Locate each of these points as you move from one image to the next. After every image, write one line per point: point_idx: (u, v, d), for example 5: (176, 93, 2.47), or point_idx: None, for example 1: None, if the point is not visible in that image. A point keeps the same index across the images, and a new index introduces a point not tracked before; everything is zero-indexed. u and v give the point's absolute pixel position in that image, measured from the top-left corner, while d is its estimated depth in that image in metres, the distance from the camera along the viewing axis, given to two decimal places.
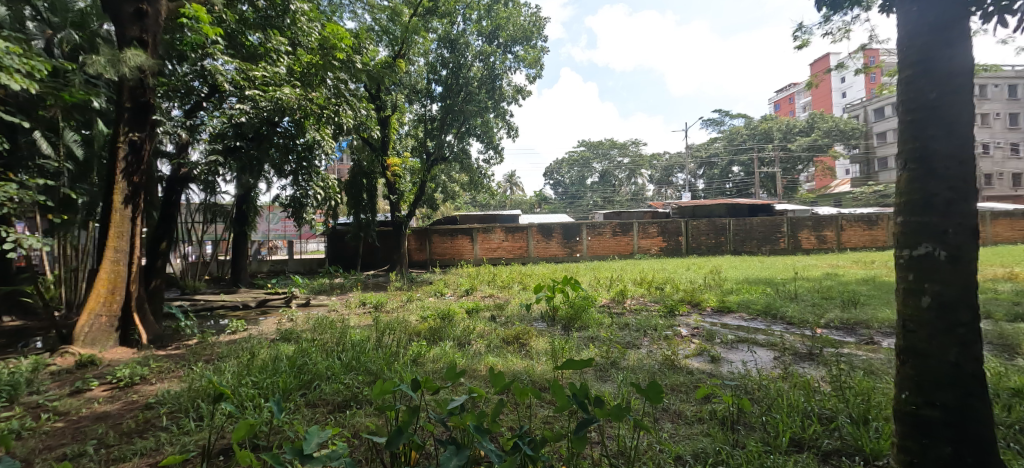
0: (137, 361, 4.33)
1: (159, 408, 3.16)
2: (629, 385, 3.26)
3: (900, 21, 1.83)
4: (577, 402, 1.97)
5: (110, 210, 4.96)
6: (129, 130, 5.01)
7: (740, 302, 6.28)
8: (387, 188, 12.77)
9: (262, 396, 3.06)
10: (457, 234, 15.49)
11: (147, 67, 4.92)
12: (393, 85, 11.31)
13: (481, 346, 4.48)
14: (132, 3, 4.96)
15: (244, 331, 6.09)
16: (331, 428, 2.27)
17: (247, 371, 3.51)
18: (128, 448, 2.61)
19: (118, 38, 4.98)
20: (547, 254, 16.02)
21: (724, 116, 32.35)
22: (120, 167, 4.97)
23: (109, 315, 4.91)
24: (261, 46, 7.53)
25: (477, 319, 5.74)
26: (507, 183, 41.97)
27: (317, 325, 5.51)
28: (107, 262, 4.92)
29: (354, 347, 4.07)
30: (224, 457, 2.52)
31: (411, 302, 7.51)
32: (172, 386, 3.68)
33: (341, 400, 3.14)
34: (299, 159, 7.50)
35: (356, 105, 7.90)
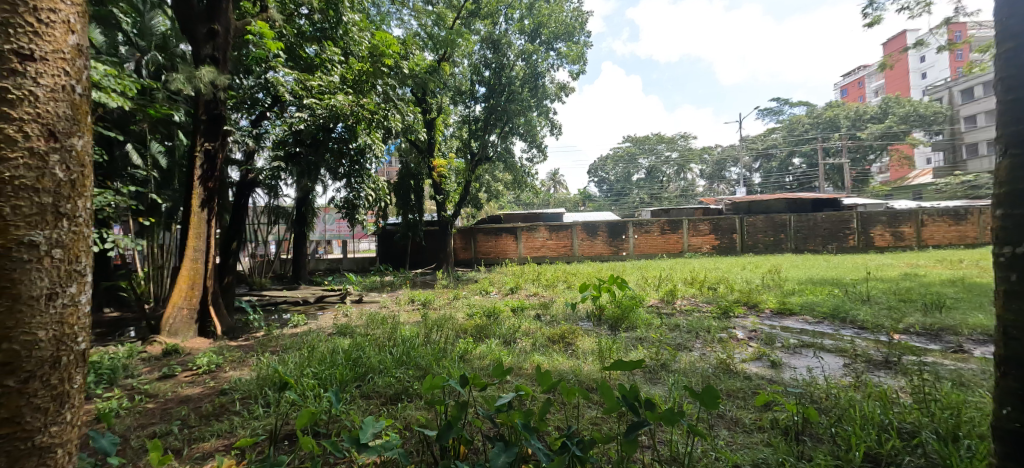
0: (212, 351, 4.70)
1: (232, 394, 3.41)
2: (682, 390, 3.14)
3: (1001, 12, 1.65)
4: (628, 404, 1.91)
5: (188, 213, 5.38)
6: (204, 141, 5.44)
7: (803, 305, 5.89)
8: (433, 189, 13.10)
9: (320, 386, 3.22)
10: (501, 232, 15.66)
11: (219, 82, 5.28)
12: (438, 88, 11.51)
13: (526, 344, 4.48)
14: (205, 24, 5.37)
15: (304, 325, 6.45)
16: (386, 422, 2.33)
17: (308, 363, 3.71)
18: (207, 429, 2.83)
19: (194, 56, 5.41)
20: (593, 252, 15.79)
21: (783, 104, 30.46)
22: (197, 173, 5.39)
23: (190, 308, 5.34)
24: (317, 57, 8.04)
25: (522, 317, 5.76)
26: (551, 181, 41.88)
27: (370, 321, 5.72)
28: (187, 261, 5.34)
29: (404, 342, 4.20)
30: (288, 442, 2.68)
31: (457, 300, 7.64)
32: (244, 374, 3.96)
33: (393, 393, 3.23)
34: (351, 163, 7.81)
35: (403, 109, 8.23)
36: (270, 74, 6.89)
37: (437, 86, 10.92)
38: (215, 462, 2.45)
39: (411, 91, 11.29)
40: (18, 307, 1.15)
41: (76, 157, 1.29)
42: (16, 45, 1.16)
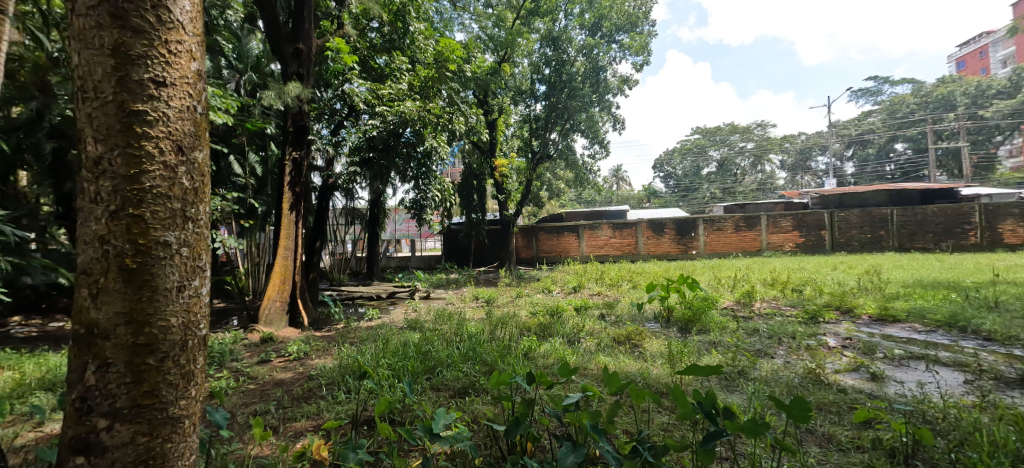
0: (301, 340, 5.15)
1: (319, 379, 3.73)
2: (765, 400, 2.95)
3: None
4: (704, 412, 1.84)
5: (280, 215, 5.92)
6: (292, 150, 5.96)
7: (910, 311, 5.26)
8: (496, 188, 13.33)
9: (395, 377, 3.41)
10: (562, 231, 15.64)
11: (303, 96, 5.76)
12: (499, 88, 11.65)
13: (590, 344, 4.43)
14: (291, 44, 5.87)
15: (379, 318, 6.86)
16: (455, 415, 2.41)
17: (383, 354, 3.96)
18: (299, 410, 3.12)
19: (283, 73, 5.94)
20: (660, 251, 15.23)
21: (884, 83, 27.28)
22: (286, 179, 5.93)
23: (282, 300, 5.88)
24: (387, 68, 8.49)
25: (586, 317, 5.69)
26: (615, 178, 41.03)
27: (438, 316, 5.96)
28: (279, 258, 5.88)
29: (470, 338, 4.33)
30: (368, 427, 2.88)
31: (520, 298, 7.71)
32: (328, 362, 4.30)
33: (461, 386, 3.33)
34: (419, 165, 8.12)
35: (466, 111, 8.52)
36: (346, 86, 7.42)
37: (498, 87, 11.12)
38: (305, 441, 2.68)
39: (473, 93, 11.55)
40: (157, 297, 1.34)
41: (198, 168, 1.46)
42: (152, 73, 1.34)
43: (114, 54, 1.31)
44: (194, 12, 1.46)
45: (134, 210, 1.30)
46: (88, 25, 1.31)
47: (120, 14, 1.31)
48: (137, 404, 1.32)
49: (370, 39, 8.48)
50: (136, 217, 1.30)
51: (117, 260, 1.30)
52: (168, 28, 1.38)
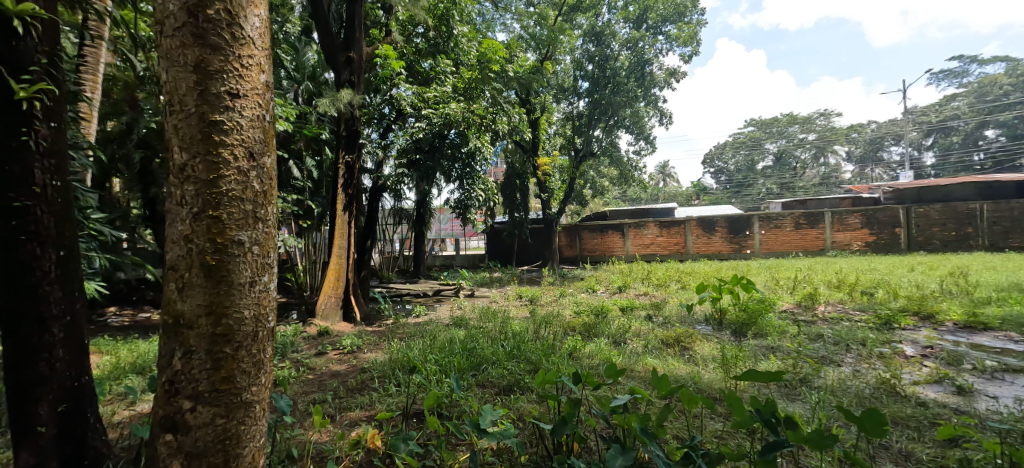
0: (354, 334, 5.41)
1: (371, 372, 3.90)
2: (830, 410, 2.79)
3: None
4: (762, 420, 1.77)
5: (334, 216, 6.23)
6: (345, 154, 6.26)
7: (1005, 319, 4.76)
8: (538, 187, 13.31)
9: (442, 372, 3.51)
10: (606, 229, 15.47)
11: (355, 102, 6.03)
12: (542, 87, 11.64)
13: (638, 346, 4.35)
14: (344, 53, 6.16)
15: (425, 315, 7.07)
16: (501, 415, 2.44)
17: (430, 350, 4.08)
18: (353, 401, 3.28)
19: (336, 81, 6.25)
20: (711, 250, 14.65)
21: (972, 63, 24.75)
22: (340, 182, 6.23)
23: (337, 296, 6.19)
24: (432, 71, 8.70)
25: (633, 317, 5.58)
26: (661, 174, 39.96)
27: (483, 314, 6.05)
28: (334, 256, 6.19)
29: (515, 336, 4.37)
30: (417, 420, 2.98)
31: (564, 297, 7.67)
32: (379, 356, 4.50)
33: (506, 384, 3.37)
34: (463, 166, 8.20)
35: (509, 111, 8.63)
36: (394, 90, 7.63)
37: (540, 85, 11.15)
38: (360, 430, 2.82)
39: (515, 92, 11.64)
40: (233, 291, 1.46)
41: (267, 172, 1.58)
42: (229, 87, 1.47)
43: (197, 70, 1.44)
44: (263, 27, 1.58)
45: (213, 212, 1.43)
46: (174, 44, 1.45)
47: (201, 33, 1.45)
48: (216, 388, 1.45)
49: (416, 44, 8.70)
50: (215, 218, 1.43)
51: (199, 257, 1.43)
52: (241, 44, 1.50)
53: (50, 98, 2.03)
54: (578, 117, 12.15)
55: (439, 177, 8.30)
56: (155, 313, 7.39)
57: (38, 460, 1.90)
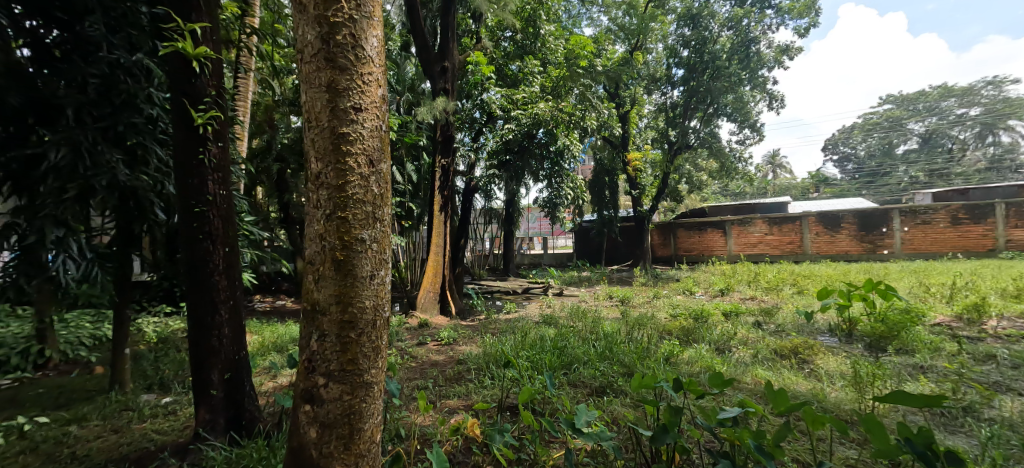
0: (450, 327, 5.74)
1: (466, 364, 4.11)
2: (1005, 449, 2.33)
3: None
4: (916, 452, 1.57)
5: (432, 216, 6.64)
6: (442, 158, 6.67)
7: None
8: (629, 184, 12.88)
9: (534, 368, 3.57)
10: (704, 227, 14.71)
11: (449, 108, 6.34)
12: (631, 79, 11.25)
13: (745, 355, 4.04)
14: (439, 63, 6.53)
15: (516, 312, 7.24)
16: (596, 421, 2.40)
17: (522, 346, 4.18)
18: (451, 390, 3.49)
19: (433, 90, 6.63)
20: (835, 250, 12.96)
21: None
22: (437, 184, 6.62)
23: (435, 291, 6.61)
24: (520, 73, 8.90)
25: (738, 323, 5.18)
26: (770, 166, 36.39)
27: (573, 313, 6.03)
28: (432, 254, 6.60)
29: (607, 337, 4.30)
30: (511, 413, 3.06)
31: (658, 299, 7.34)
32: (473, 349, 4.72)
33: (598, 385, 3.30)
34: (552, 165, 8.36)
35: (599, 106, 8.46)
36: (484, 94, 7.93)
37: (630, 77, 10.81)
38: (458, 417, 3.00)
39: (604, 87, 11.41)
40: (358, 283, 1.65)
41: (383, 177, 1.76)
42: (353, 102, 1.66)
43: (329, 90, 1.65)
44: (380, 47, 1.76)
45: (342, 213, 1.63)
46: (311, 68, 1.67)
47: (332, 57, 1.65)
48: (343, 368, 1.64)
49: (504, 47, 9.08)
50: (343, 219, 1.63)
51: (331, 253, 1.63)
52: (363, 63, 1.69)
53: (219, 122, 2.45)
54: (671, 109, 11.55)
55: (528, 177, 8.51)
56: (287, 301, 8.56)
57: (211, 417, 2.39)
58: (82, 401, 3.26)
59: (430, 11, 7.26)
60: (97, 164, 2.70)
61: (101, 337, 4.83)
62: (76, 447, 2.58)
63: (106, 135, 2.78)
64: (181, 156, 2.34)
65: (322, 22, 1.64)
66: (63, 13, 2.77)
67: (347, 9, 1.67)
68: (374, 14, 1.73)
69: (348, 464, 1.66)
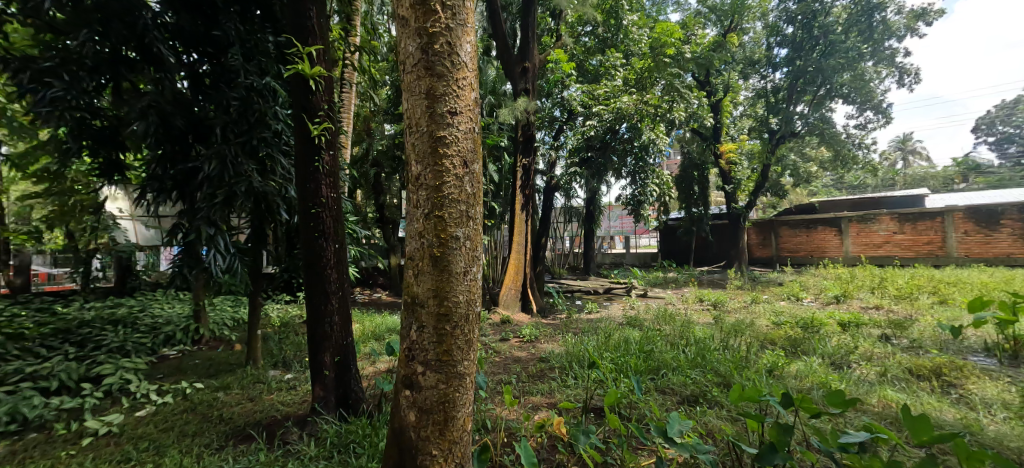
0: (532, 325, 5.80)
1: (548, 362, 4.14)
2: None
3: None
4: None
5: (514, 215, 6.76)
6: (523, 158, 6.76)
7: None
8: (721, 178, 12.03)
9: (619, 371, 3.47)
10: (813, 225, 13.28)
11: (530, 108, 6.40)
12: (723, 64, 10.48)
13: (868, 373, 3.56)
14: (520, 64, 6.61)
15: (598, 312, 7.12)
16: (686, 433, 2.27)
17: (606, 347, 4.11)
18: (534, 387, 3.54)
19: (514, 91, 6.73)
20: (992, 253, 10.68)
21: None
22: (518, 183, 6.73)
23: (517, 288, 6.73)
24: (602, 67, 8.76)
25: (858, 335, 4.58)
26: (898, 156, 31.67)
27: (661, 316, 5.77)
28: (514, 252, 6.72)
29: (698, 343, 4.06)
30: (595, 415, 3.02)
31: (757, 304, 6.75)
32: (555, 348, 4.73)
33: (689, 394, 3.13)
34: (636, 161, 8.32)
35: (689, 96, 7.84)
36: (565, 92, 8.10)
37: (722, 62, 10.08)
38: (543, 414, 3.02)
39: (692, 74, 10.79)
40: (453, 278, 1.74)
41: (476, 177, 1.83)
42: (450, 106, 1.76)
43: (428, 96, 1.75)
44: (473, 51, 1.84)
45: (439, 212, 1.73)
46: (412, 77, 1.79)
47: (431, 65, 1.75)
48: (439, 359, 1.74)
49: (585, 43, 8.99)
50: (440, 217, 1.73)
51: (430, 250, 1.74)
52: (458, 69, 1.78)
53: (331, 132, 2.73)
54: (773, 92, 10.53)
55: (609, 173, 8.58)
56: (382, 294, 9.27)
57: (325, 394, 2.68)
58: (226, 372, 3.85)
59: (510, 13, 7.37)
60: (238, 173, 3.15)
61: (238, 319, 5.66)
62: (223, 410, 3.05)
63: (244, 149, 3.22)
64: (300, 163, 2.63)
65: (422, 34, 1.76)
66: (212, 47, 3.41)
67: (444, 18, 1.76)
68: (467, 20, 1.80)
69: (443, 448, 1.76)
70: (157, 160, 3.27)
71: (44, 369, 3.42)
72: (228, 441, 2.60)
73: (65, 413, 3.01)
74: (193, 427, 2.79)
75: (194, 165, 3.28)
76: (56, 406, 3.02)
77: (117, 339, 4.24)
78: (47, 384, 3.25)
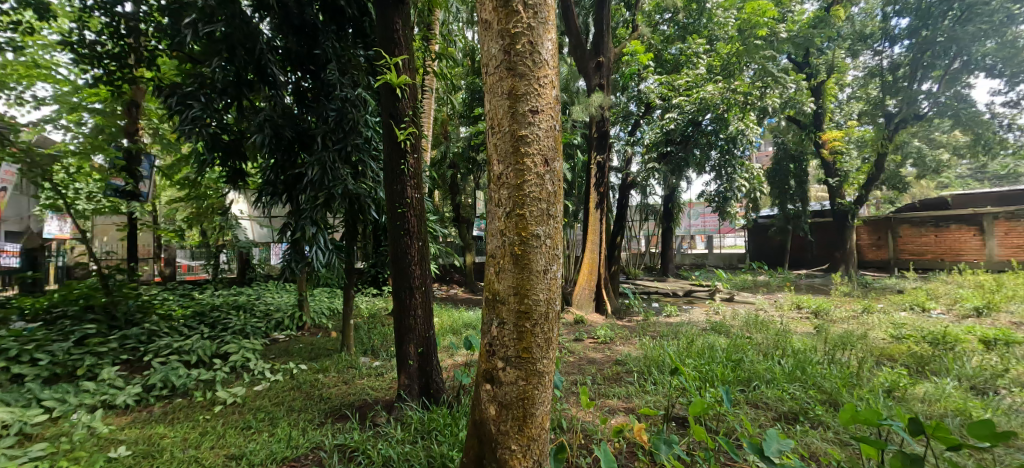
0: (607, 326, 5.67)
1: (625, 366, 4.00)
2: None
3: None
4: None
5: (588, 214, 6.62)
6: (597, 155, 6.61)
7: None
8: (825, 170, 10.91)
9: (704, 380, 3.25)
10: (941, 223, 11.41)
11: (605, 104, 6.26)
12: (825, 42, 9.42)
13: (1021, 401, 2.96)
14: (594, 59, 6.47)
15: (678, 316, 6.76)
16: (786, 454, 2.07)
17: (688, 353, 3.89)
18: (611, 390, 3.44)
19: (588, 87, 6.60)
20: None
21: None
22: (593, 181, 6.59)
23: (591, 288, 6.60)
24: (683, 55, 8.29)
25: (1005, 355, 3.85)
26: None
27: (750, 323, 5.32)
28: (587, 251, 6.60)
29: (797, 355, 3.69)
30: (677, 424, 2.86)
31: (868, 314, 5.97)
32: (632, 350, 4.58)
33: (787, 411, 2.86)
34: (723, 152, 7.55)
35: (785, 80, 7.27)
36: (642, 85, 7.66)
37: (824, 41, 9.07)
38: (621, 419, 2.92)
39: (787, 57, 9.86)
40: (533, 276, 1.74)
41: (556, 175, 1.81)
42: (531, 105, 1.75)
43: (510, 97, 1.76)
44: (553, 49, 1.82)
45: (520, 211, 1.73)
46: (494, 79, 1.80)
47: (513, 66, 1.75)
48: (519, 355, 1.75)
49: (663, 31, 8.60)
50: (521, 216, 1.74)
51: (511, 248, 1.74)
52: (539, 67, 1.76)
53: (415, 136, 2.85)
54: (890, 70, 9.14)
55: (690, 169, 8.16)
56: (460, 290, 9.61)
57: (409, 382, 2.82)
58: (324, 356, 4.22)
59: (583, 9, 7.20)
60: (335, 177, 3.43)
61: (334, 308, 6.18)
62: (323, 390, 3.34)
63: (341, 156, 3.49)
64: (389, 167, 2.79)
65: (504, 35, 1.76)
66: (313, 65, 3.73)
67: (526, 18, 1.76)
68: (548, 18, 1.79)
69: (522, 444, 1.77)
70: (271, 166, 3.66)
71: (186, 344, 4.01)
72: (327, 418, 2.85)
73: (201, 383, 3.50)
74: (299, 403, 3.10)
75: (299, 170, 3.62)
76: (195, 376, 3.52)
77: (240, 323, 4.84)
78: (189, 358, 3.81)
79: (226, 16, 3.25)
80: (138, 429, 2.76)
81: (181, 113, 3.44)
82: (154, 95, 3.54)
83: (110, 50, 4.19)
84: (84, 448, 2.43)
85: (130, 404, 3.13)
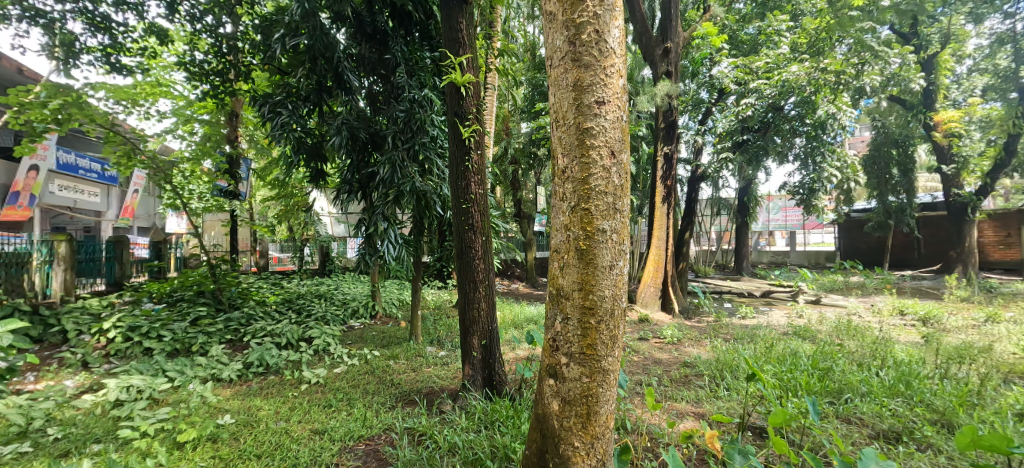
0: (674, 326, 5.42)
1: (694, 368, 3.79)
2: None
3: None
4: None
5: (654, 208, 6.35)
6: (664, 146, 6.30)
7: None
8: (937, 156, 9.57)
9: (785, 389, 2.98)
10: None
11: (672, 92, 5.96)
12: (937, 8, 8.23)
13: None
14: (660, 45, 6.15)
15: (754, 317, 6.29)
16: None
17: (766, 359, 3.60)
18: (678, 393, 3.28)
19: (654, 75, 6.31)
20: None
21: None
22: (659, 174, 6.31)
23: (657, 286, 6.35)
24: (761, 34, 7.74)
25: None
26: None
27: (842, 329, 4.81)
28: (653, 247, 6.35)
29: (899, 367, 3.28)
30: (754, 434, 2.66)
31: (991, 324, 5.14)
32: (702, 352, 4.34)
33: (888, 429, 2.55)
34: (809, 139, 7.29)
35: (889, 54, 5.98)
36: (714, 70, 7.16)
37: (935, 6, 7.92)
38: (690, 424, 2.77)
39: (888, 29, 8.79)
40: (598, 271, 1.68)
41: (622, 168, 1.74)
42: (597, 96, 1.69)
43: (575, 88, 1.71)
44: (621, 37, 1.74)
45: (586, 204, 1.68)
46: (559, 71, 1.75)
47: (578, 57, 1.70)
48: (582, 351, 1.71)
49: (739, 11, 8.03)
50: (586, 210, 1.69)
51: (576, 243, 1.70)
52: (606, 56, 1.70)
53: (479, 133, 2.88)
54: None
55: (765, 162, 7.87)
56: (522, 284, 9.68)
57: (473, 372, 2.88)
58: (395, 344, 4.43)
59: None
60: (405, 175, 3.56)
61: (403, 300, 6.47)
62: (394, 376, 3.51)
63: (409, 154, 3.63)
64: (454, 163, 2.86)
65: (569, 26, 1.72)
66: (383, 69, 3.90)
67: (592, 6, 1.69)
68: (615, 5, 1.71)
69: (586, 441, 1.73)
70: (350, 164, 3.90)
71: (277, 328, 4.40)
72: (398, 402, 2.98)
73: (290, 363, 3.82)
74: (373, 386, 3.28)
75: (372, 168, 3.80)
76: (286, 357, 3.85)
77: (322, 310, 5.23)
78: (280, 340, 4.18)
79: (309, 28, 3.51)
80: (240, 400, 3.07)
81: (272, 120, 3.78)
82: (251, 105, 3.91)
83: (215, 68, 4.69)
84: (198, 413, 2.76)
85: (234, 379, 3.49)
